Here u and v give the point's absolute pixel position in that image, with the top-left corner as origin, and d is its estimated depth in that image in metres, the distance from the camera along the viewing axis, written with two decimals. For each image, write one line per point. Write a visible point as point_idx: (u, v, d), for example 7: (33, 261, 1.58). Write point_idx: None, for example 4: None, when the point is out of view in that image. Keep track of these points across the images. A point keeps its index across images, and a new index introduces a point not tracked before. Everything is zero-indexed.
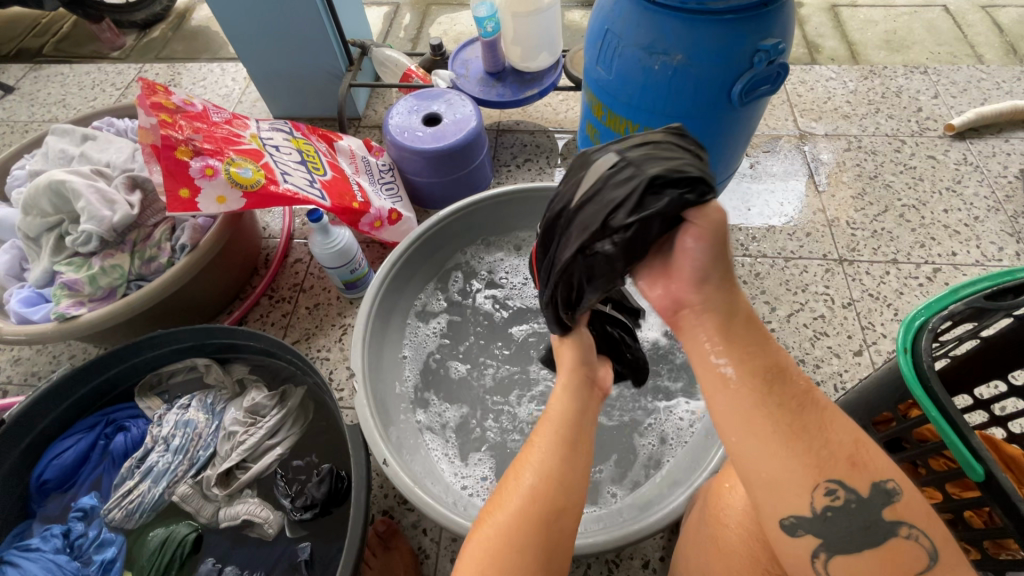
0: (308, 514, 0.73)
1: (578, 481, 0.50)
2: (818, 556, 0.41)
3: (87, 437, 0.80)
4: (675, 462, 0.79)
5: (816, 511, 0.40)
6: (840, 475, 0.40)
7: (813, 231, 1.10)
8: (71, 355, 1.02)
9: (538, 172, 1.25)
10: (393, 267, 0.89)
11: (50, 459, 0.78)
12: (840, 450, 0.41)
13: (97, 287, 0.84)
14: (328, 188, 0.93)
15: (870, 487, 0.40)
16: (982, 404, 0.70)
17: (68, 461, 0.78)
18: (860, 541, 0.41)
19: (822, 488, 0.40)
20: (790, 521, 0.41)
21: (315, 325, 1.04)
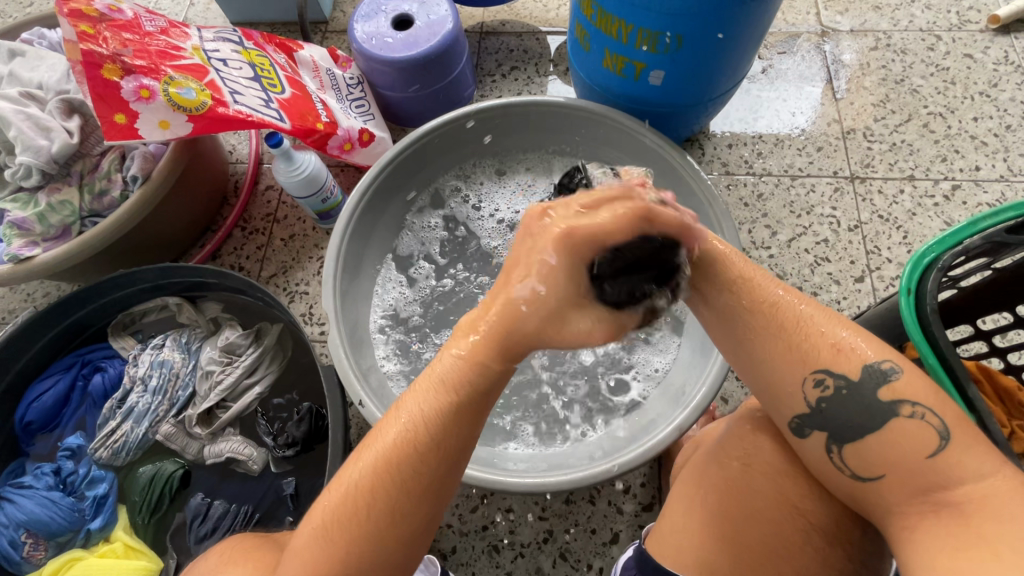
0: (290, 451, 0.73)
1: (443, 497, 0.45)
2: (833, 451, 0.47)
3: (65, 379, 0.79)
4: (662, 394, 0.78)
5: (811, 404, 0.48)
6: (827, 365, 0.47)
7: (826, 145, 1.01)
8: (44, 293, 0.99)
9: (526, 82, 1.13)
10: (365, 195, 0.83)
11: (31, 401, 0.78)
12: (823, 341, 0.48)
13: (49, 226, 0.78)
14: (287, 108, 0.84)
15: (860, 371, 0.46)
16: (984, 335, 0.67)
17: (49, 402, 0.78)
18: (864, 428, 0.45)
19: (809, 379, 0.48)
20: (796, 421, 0.49)
21: (292, 258, 1.00)
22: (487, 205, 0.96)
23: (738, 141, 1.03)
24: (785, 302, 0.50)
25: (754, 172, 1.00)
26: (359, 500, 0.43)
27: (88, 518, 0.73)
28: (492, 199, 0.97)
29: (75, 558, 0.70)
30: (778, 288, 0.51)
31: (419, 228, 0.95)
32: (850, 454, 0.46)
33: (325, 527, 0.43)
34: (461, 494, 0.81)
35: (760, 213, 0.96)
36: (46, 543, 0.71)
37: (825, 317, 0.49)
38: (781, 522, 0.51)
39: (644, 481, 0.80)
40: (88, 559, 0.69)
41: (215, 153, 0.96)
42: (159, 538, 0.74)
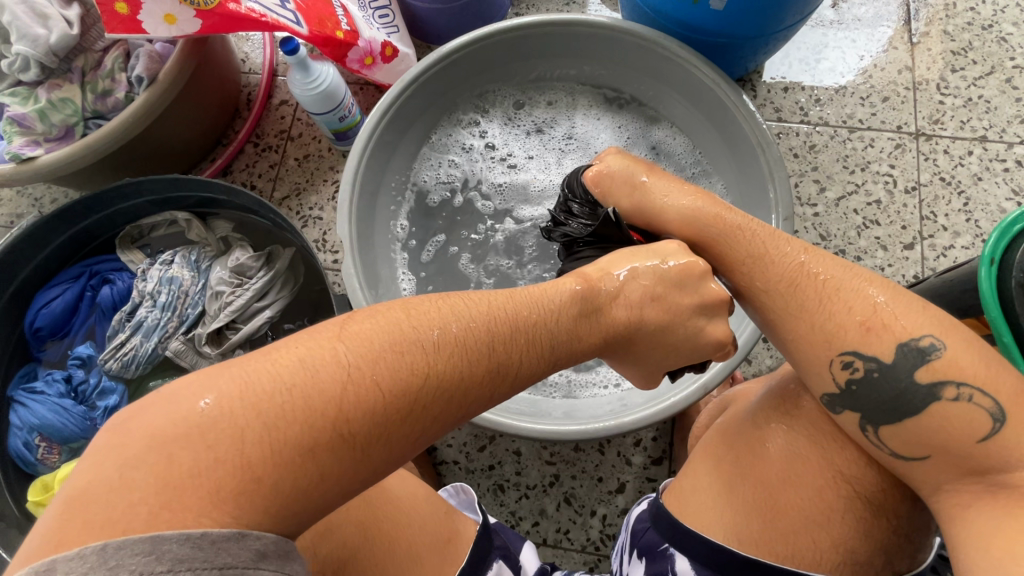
0: None
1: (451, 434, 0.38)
2: (867, 430, 0.46)
3: (73, 288, 0.78)
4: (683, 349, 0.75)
5: (840, 385, 0.47)
6: (855, 347, 0.46)
7: (892, 95, 0.91)
8: (52, 199, 0.95)
9: (566, 1, 1.02)
10: (385, 116, 0.76)
11: (40, 308, 0.76)
12: (856, 315, 0.46)
13: (51, 125, 0.73)
14: (305, 11, 0.76)
15: (894, 350, 0.45)
16: None
17: (58, 310, 0.76)
18: (898, 411, 0.44)
19: (837, 361, 0.47)
20: (827, 398, 0.48)
21: (306, 180, 0.95)
22: (509, 138, 0.90)
23: (796, 85, 0.93)
24: (806, 270, 0.49)
25: (809, 120, 0.91)
26: (418, 401, 0.35)
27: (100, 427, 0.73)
28: (517, 131, 0.90)
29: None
30: (800, 252, 0.50)
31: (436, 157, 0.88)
32: (887, 434, 0.45)
33: (342, 382, 0.33)
34: (469, 433, 0.80)
35: (810, 166, 0.89)
36: (60, 448, 0.72)
37: (856, 282, 0.47)
38: (824, 488, 0.49)
39: (655, 434, 0.79)
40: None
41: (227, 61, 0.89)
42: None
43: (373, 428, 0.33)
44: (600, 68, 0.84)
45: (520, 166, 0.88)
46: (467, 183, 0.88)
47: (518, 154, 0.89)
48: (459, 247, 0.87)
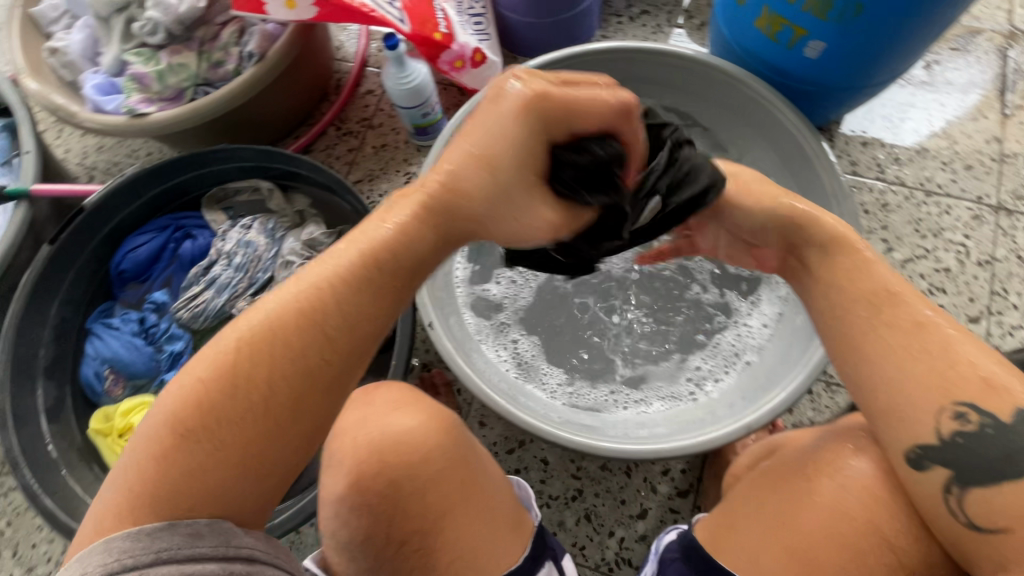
0: None
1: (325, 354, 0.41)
2: (952, 493, 0.44)
3: (159, 238, 0.83)
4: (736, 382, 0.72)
5: (942, 438, 0.44)
6: (971, 401, 0.43)
7: (976, 165, 0.89)
8: (148, 153, 1.03)
9: (654, 30, 1.04)
10: (468, 117, 0.78)
11: (127, 251, 0.82)
12: (972, 373, 0.44)
13: (165, 86, 0.79)
14: (410, 11, 0.81)
15: (1015, 415, 0.42)
16: None
17: (143, 256, 0.82)
18: (998, 477, 0.42)
19: (948, 410, 0.44)
20: (916, 452, 0.45)
21: (379, 167, 0.99)
22: None
23: (876, 141, 0.92)
24: (933, 323, 0.47)
25: (884, 178, 0.90)
26: (297, 348, 0.40)
27: (163, 369, 0.78)
28: None
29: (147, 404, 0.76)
30: (924, 305, 0.48)
31: None
32: (971, 501, 0.43)
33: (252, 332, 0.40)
34: (501, 433, 0.82)
35: (880, 223, 0.87)
36: (124, 383, 0.78)
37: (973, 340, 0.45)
38: (868, 552, 0.49)
39: (684, 467, 0.79)
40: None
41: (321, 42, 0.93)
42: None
43: (316, 367, 0.40)
44: (684, 99, 0.84)
45: None
46: None
47: None
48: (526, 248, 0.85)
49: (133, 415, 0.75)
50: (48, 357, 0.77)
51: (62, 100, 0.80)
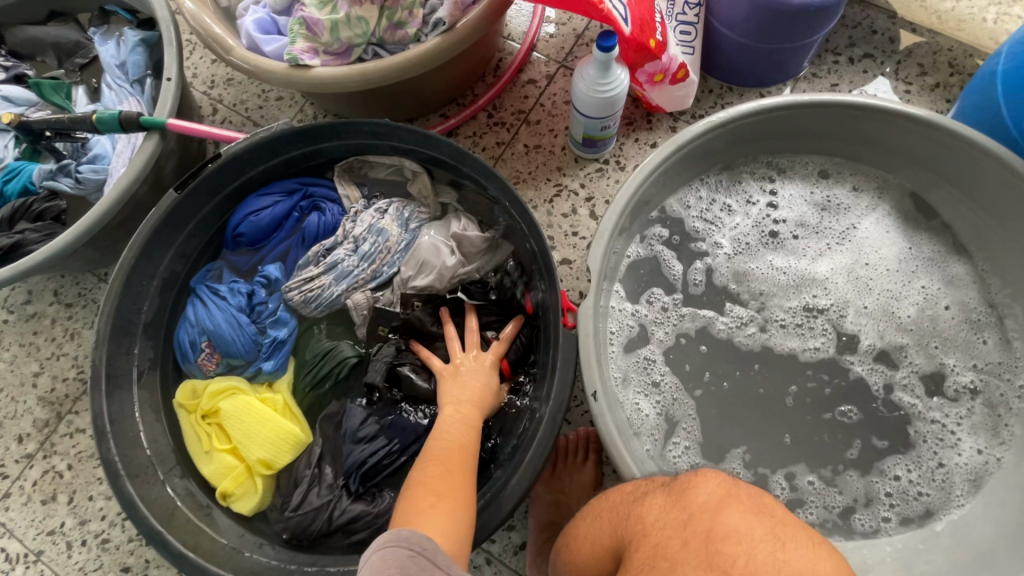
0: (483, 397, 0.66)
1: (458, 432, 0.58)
2: None
3: (284, 203, 0.73)
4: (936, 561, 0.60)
5: None
6: None
7: None
8: (279, 97, 0.93)
9: (874, 80, 0.88)
10: (680, 151, 0.66)
11: (247, 215, 0.72)
12: None
13: (336, 39, 0.69)
14: (632, 7, 0.68)
15: None
16: None
17: (264, 222, 0.73)
18: None
19: None
20: None
21: (528, 171, 0.87)
22: (803, 211, 0.75)
23: None
24: None
25: None
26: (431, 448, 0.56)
27: (263, 356, 0.69)
28: (817, 202, 0.75)
29: (238, 389, 0.67)
30: None
31: (712, 200, 0.75)
32: None
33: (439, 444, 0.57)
34: None
35: None
36: (219, 358, 0.70)
37: None
38: None
39: None
40: (250, 398, 0.66)
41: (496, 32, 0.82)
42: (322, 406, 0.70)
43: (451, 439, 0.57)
44: (940, 185, 0.70)
45: (801, 249, 0.73)
46: (739, 247, 0.74)
47: (811, 229, 0.74)
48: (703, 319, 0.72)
49: (221, 399, 0.67)
50: (150, 314, 0.69)
51: (218, 27, 0.70)
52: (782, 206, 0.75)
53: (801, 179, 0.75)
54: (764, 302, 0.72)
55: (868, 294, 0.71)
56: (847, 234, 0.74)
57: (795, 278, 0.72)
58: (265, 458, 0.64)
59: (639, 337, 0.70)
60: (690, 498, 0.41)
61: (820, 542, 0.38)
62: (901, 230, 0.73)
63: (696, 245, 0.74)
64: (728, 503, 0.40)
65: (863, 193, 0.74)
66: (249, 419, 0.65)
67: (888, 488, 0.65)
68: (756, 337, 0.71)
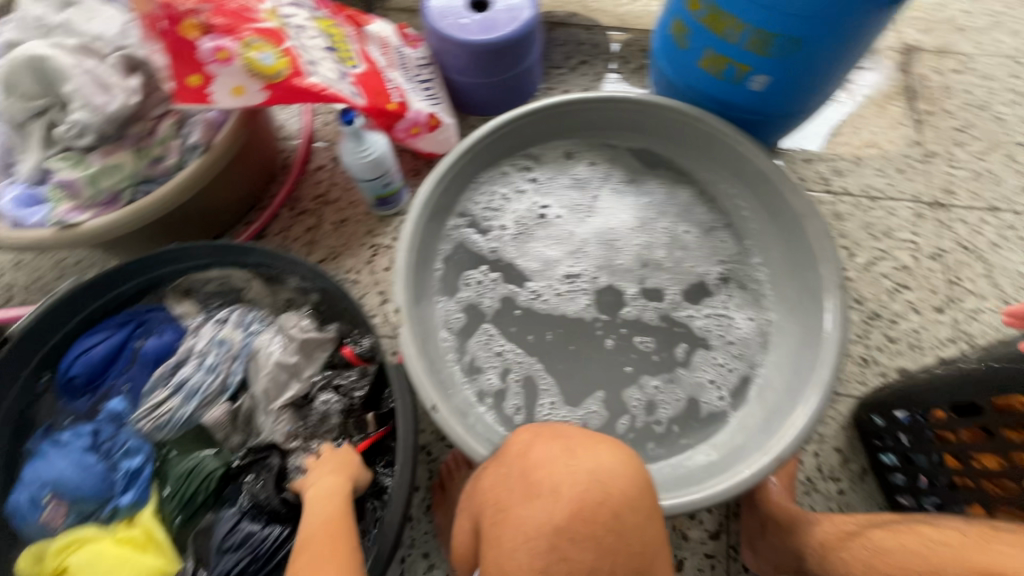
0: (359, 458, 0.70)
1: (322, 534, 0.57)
2: None
3: (119, 334, 0.74)
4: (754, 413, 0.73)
5: None
6: None
7: (906, 167, 0.97)
8: (75, 261, 0.92)
9: (595, 78, 1.08)
10: (444, 180, 0.77)
11: (78, 354, 0.72)
12: None
13: (99, 190, 0.72)
14: (362, 84, 0.79)
15: None
16: None
17: (98, 358, 0.72)
18: None
19: None
20: None
21: (342, 243, 0.94)
22: (566, 190, 0.87)
23: (811, 157, 0.99)
24: None
25: (832, 190, 0.96)
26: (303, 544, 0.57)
27: (118, 491, 0.68)
28: (577, 178, 0.88)
29: (84, 540, 0.63)
30: None
31: (496, 203, 0.86)
32: None
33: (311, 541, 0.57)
34: None
35: (838, 232, 0.92)
36: (68, 510, 0.66)
37: None
38: None
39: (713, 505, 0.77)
40: (104, 543, 0.63)
41: (267, 136, 0.90)
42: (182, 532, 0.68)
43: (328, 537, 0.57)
44: (658, 141, 0.86)
45: (567, 220, 0.85)
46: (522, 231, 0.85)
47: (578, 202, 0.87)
48: (513, 289, 0.81)
49: (66, 555, 0.62)
50: None
51: None
52: (546, 191, 0.87)
53: (560, 167, 0.88)
54: (556, 269, 0.83)
55: (630, 232, 0.85)
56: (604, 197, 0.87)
57: (579, 243, 0.84)
58: None
59: (470, 322, 0.78)
60: (507, 452, 0.52)
61: (604, 443, 0.51)
62: (638, 174, 0.87)
63: (492, 242, 0.84)
64: (535, 444, 0.51)
65: (609, 163, 0.88)
66: (102, 563, 0.61)
67: (705, 367, 0.77)
68: (552, 301, 0.81)
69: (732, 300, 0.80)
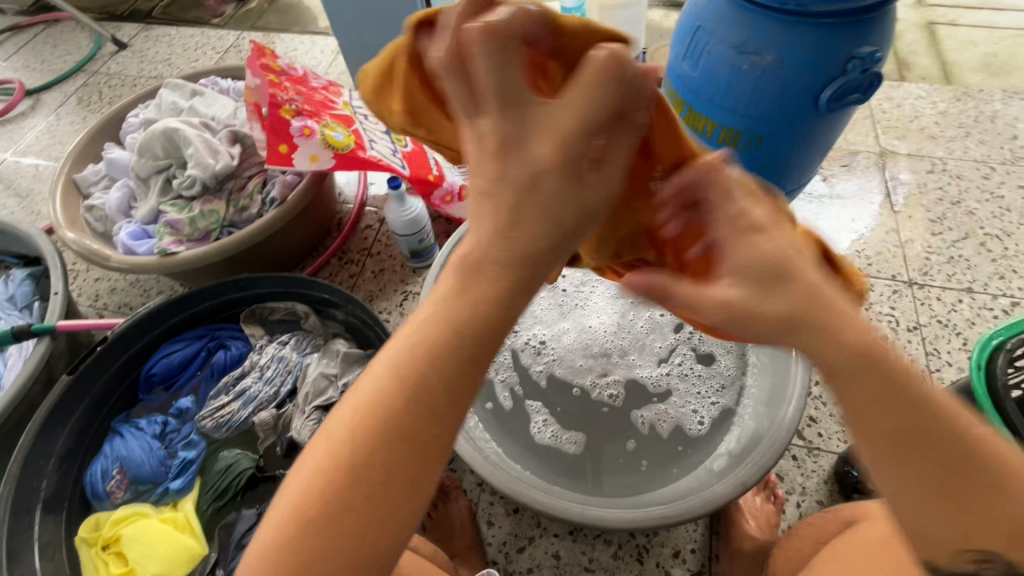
0: None
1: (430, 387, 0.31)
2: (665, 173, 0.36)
3: (194, 345, 0.89)
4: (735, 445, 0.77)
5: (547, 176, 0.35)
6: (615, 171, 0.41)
7: (884, 250, 1.07)
8: (160, 291, 1.12)
9: None
10: (460, 242, 0.93)
11: (160, 357, 0.87)
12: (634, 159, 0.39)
13: (195, 229, 0.92)
14: (408, 159, 0.98)
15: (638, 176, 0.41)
16: None
17: (175, 362, 0.87)
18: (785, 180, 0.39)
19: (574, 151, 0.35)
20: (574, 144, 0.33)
21: (379, 288, 1.09)
22: None
23: None
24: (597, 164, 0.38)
25: None
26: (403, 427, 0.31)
27: (171, 475, 0.78)
28: None
29: (140, 514, 0.75)
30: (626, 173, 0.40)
31: None
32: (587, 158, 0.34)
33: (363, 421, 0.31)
34: (510, 532, 0.83)
35: None
36: (127, 484, 0.78)
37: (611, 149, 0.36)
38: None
39: (695, 547, 0.79)
40: (152, 519, 0.74)
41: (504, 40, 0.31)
42: (214, 521, 0.77)
43: (394, 406, 0.31)
44: None
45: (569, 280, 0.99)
46: None
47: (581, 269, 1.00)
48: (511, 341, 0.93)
49: (122, 525, 0.74)
50: (49, 490, 0.77)
51: (97, 245, 0.92)
52: None
53: None
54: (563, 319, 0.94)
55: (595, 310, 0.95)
56: None
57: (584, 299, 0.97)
58: (159, 572, 0.70)
59: None
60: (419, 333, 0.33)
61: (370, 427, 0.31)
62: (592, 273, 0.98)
63: None
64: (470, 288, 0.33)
65: None
66: (149, 538, 0.72)
67: (696, 400, 0.84)
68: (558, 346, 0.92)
69: (704, 341, 0.89)
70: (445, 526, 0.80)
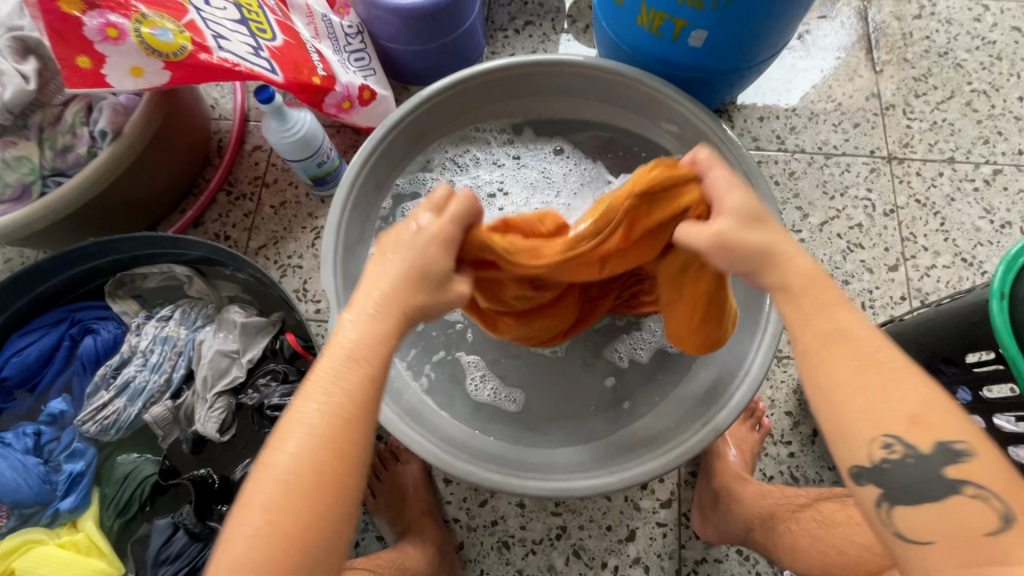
0: None
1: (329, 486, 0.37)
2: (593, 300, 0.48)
3: (51, 335, 0.71)
4: (708, 376, 0.69)
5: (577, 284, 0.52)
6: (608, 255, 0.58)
7: (863, 121, 0.93)
8: (6, 260, 0.90)
9: (541, 39, 0.98)
10: (367, 164, 0.76)
11: (10, 355, 0.70)
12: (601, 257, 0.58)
13: (6, 185, 0.69)
14: (279, 59, 0.73)
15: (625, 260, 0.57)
16: None
17: (31, 359, 0.70)
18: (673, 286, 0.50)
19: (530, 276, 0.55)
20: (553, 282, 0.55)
21: (283, 227, 0.90)
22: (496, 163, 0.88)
23: (771, 115, 0.94)
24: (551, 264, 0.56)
25: (786, 148, 0.92)
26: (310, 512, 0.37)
27: (59, 495, 0.65)
28: (500, 156, 0.88)
29: (33, 543, 0.62)
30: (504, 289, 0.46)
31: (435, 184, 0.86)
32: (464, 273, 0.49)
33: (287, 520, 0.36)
34: (469, 487, 0.77)
35: (791, 192, 0.89)
36: (7, 511, 0.64)
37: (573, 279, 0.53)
38: None
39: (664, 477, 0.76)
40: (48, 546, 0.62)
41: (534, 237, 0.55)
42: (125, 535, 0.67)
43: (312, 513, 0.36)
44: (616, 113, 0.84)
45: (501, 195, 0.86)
46: None
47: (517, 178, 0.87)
48: None
49: (12, 559, 0.61)
50: None
51: None
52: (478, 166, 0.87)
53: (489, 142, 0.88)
54: None
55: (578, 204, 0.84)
56: (551, 170, 0.86)
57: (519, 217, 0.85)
58: None
59: None
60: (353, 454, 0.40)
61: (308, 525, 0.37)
62: (578, 155, 0.87)
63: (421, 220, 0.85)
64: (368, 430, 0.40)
65: (555, 138, 0.87)
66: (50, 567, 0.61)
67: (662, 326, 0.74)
68: None
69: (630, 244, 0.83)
70: (396, 494, 0.74)
